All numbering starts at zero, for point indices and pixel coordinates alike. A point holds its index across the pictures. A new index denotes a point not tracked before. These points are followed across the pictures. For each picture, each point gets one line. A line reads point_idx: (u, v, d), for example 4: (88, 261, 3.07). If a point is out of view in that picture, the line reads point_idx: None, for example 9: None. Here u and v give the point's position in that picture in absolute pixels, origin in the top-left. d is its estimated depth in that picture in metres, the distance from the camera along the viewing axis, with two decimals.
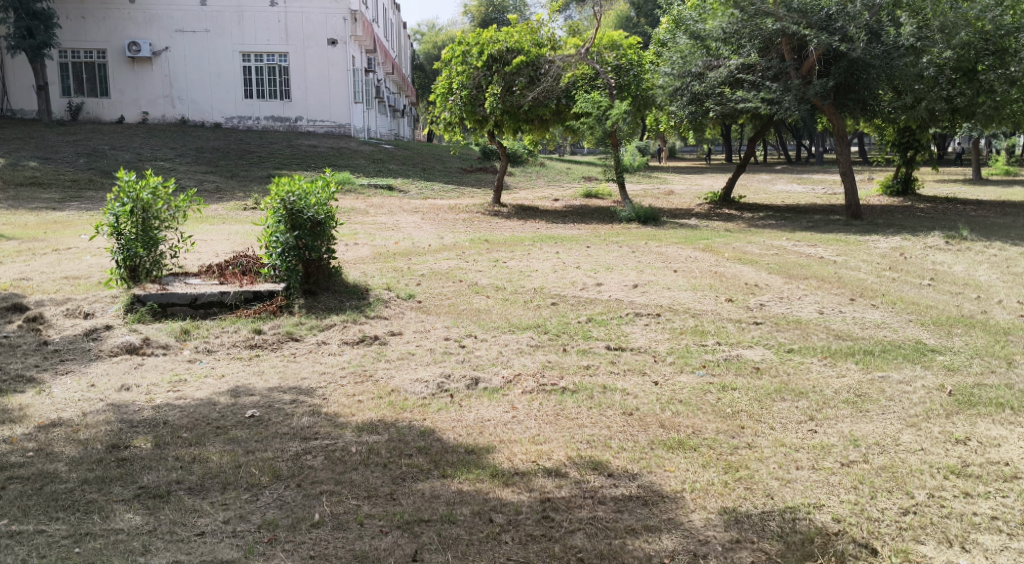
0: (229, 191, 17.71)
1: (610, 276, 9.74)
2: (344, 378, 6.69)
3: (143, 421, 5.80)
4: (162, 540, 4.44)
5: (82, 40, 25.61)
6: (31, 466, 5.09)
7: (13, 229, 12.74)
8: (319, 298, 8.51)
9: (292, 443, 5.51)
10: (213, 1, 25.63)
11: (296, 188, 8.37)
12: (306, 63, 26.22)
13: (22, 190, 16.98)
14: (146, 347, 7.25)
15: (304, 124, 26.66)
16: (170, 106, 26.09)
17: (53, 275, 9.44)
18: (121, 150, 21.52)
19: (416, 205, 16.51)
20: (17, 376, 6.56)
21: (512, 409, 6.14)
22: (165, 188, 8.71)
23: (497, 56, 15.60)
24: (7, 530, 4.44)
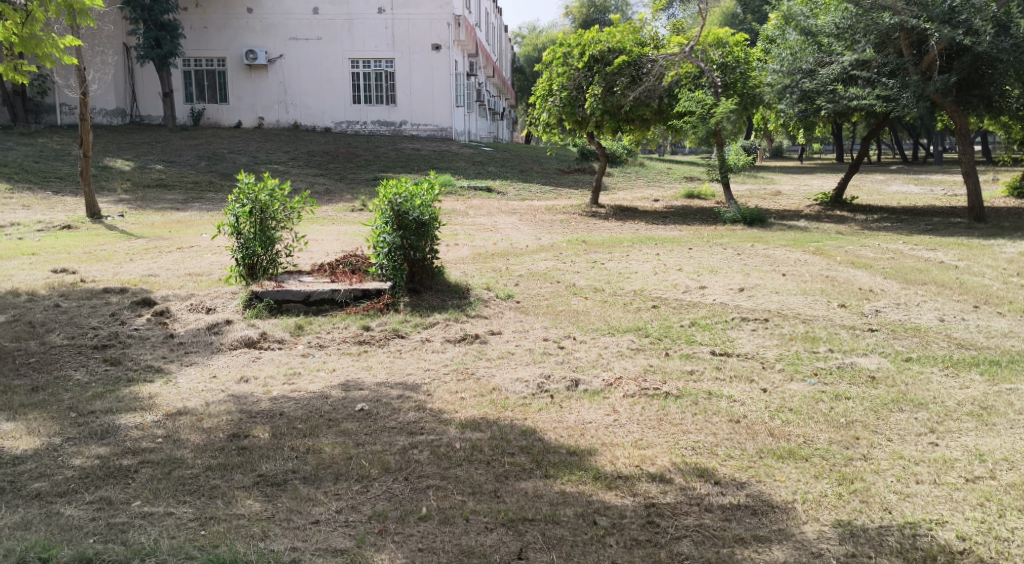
0: (338, 193, 18.24)
1: (714, 279, 9.59)
2: (448, 376, 6.79)
3: (261, 412, 6.04)
4: (280, 527, 4.61)
5: (204, 49, 26.82)
6: (160, 452, 5.37)
7: (139, 229, 13.44)
8: (423, 297, 8.65)
9: (400, 438, 5.64)
10: (326, 10, 26.43)
11: (403, 190, 8.51)
12: (411, 68, 26.68)
13: (148, 191, 17.92)
14: (263, 341, 7.55)
15: (408, 128, 27.13)
16: (284, 111, 27.07)
17: (178, 271, 9.94)
18: (238, 153, 22.43)
19: (515, 206, 16.64)
20: (146, 366, 6.94)
21: (614, 412, 6.12)
22: (281, 190, 9.00)
23: (599, 57, 15.59)
24: (140, 511, 4.68)
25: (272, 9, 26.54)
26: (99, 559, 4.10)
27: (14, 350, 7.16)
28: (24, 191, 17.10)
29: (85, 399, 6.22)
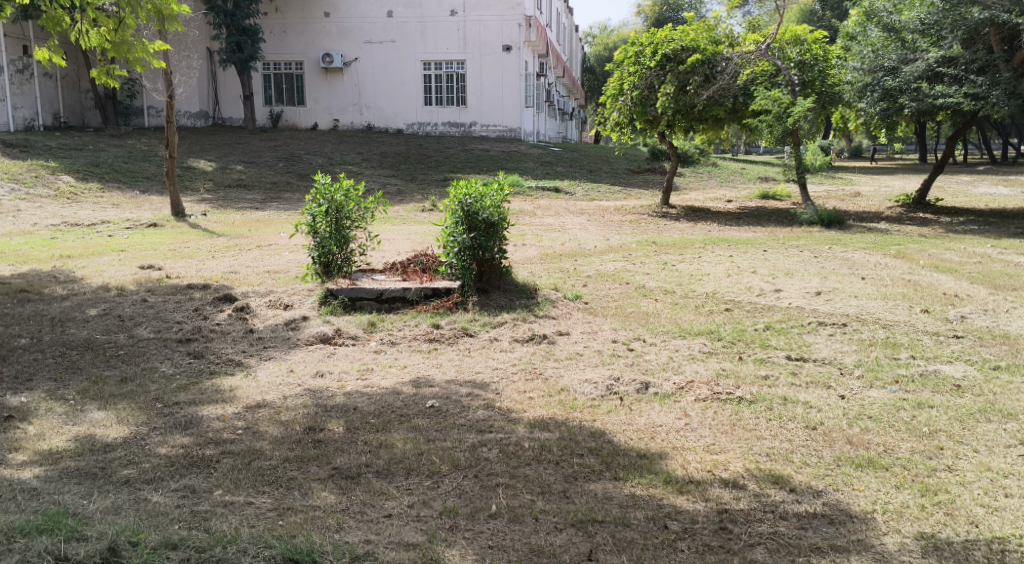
0: (410, 194, 18.46)
1: (790, 282, 9.43)
2: (516, 375, 6.82)
3: (336, 406, 6.17)
4: (354, 520, 4.70)
5: (283, 53, 27.51)
6: (240, 443, 5.53)
7: (220, 227, 13.82)
8: (491, 296, 8.71)
9: (469, 435, 5.69)
10: (399, 13, 26.75)
11: (473, 191, 8.56)
12: (482, 69, 26.79)
13: (229, 191, 18.44)
14: (338, 338, 7.69)
15: (478, 129, 27.28)
16: (358, 114, 27.55)
17: (257, 268, 10.20)
18: (314, 154, 22.89)
19: (585, 206, 16.58)
20: (227, 360, 7.15)
21: (685, 416, 6.06)
22: (356, 190, 9.14)
23: (672, 56, 15.37)
24: (222, 500, 4.82)
25: (348, 13, 27.02)
26: (184, 544, 4.24)
27: (105, 342, 7.45)
28: (113, 190, 17.77)
29: (171, 391, 6.44)
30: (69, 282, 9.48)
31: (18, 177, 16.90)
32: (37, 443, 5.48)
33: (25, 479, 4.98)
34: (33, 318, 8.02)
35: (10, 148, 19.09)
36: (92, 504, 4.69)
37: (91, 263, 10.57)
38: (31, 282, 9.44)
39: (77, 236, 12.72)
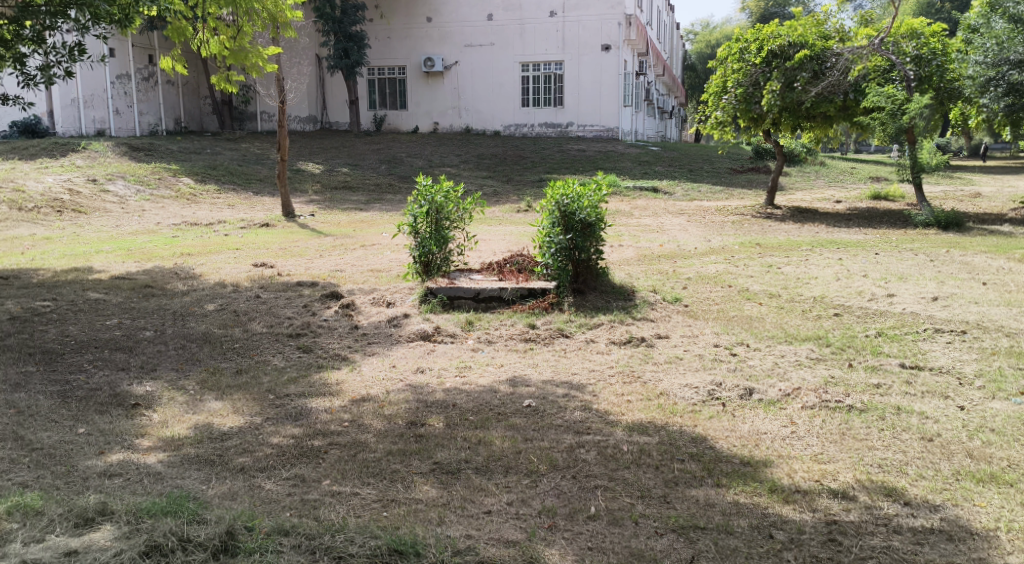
0: (507, 194, 18.59)
1: (904, 287, 9.10)
2: (614, 377, 6.80)
3: (436, 402, 6.28)
4: (455, 514, 4.76)
5: (387, 58, 28.19)
6: (346, 435, 5.69)
7: (325, 227, 14.22)
8: (588, 297, 8.70)
9: (567, 436, 5.70)
10: (499, 16, 26.98)
11: (571, 191, 8.57)
12: (581, 70, 26.66)
13: (335, 193, 18.96)
14: (437, 335, 7.83)
15: (575, 129, 27.19)
16: (458, 116, 27.96)
17: (361, 267, 10.48)
18: (415, 156, 23.30)
19: (684, 207, 16.37)
20: (333, 354, 7.37)
21: (791, 423, 5.93)
22: (455, 192, 9.26)
23: (778, 52, 14.99)
24: (330, 490, 4.98)
25: (449, 17, 27.44)
26: (295, 531, 4.39)
27: (222, 335, 7.79)
28: (227, 191, 18.50)
29: (282, 383, 6.68)
30: (188, 278, 9.94)
31: (142, 179, 17.77)
32: (160, 430, 5.77)
33: (149, 463, 5.25)
34: (157, 312, 8.44)
35: (135, 152, 20.10)
36: (211, 489, 4.91)
37: (208, 260, 11.05)
38: (154, 278, 9.93)
39: (196, 235, 13.32)
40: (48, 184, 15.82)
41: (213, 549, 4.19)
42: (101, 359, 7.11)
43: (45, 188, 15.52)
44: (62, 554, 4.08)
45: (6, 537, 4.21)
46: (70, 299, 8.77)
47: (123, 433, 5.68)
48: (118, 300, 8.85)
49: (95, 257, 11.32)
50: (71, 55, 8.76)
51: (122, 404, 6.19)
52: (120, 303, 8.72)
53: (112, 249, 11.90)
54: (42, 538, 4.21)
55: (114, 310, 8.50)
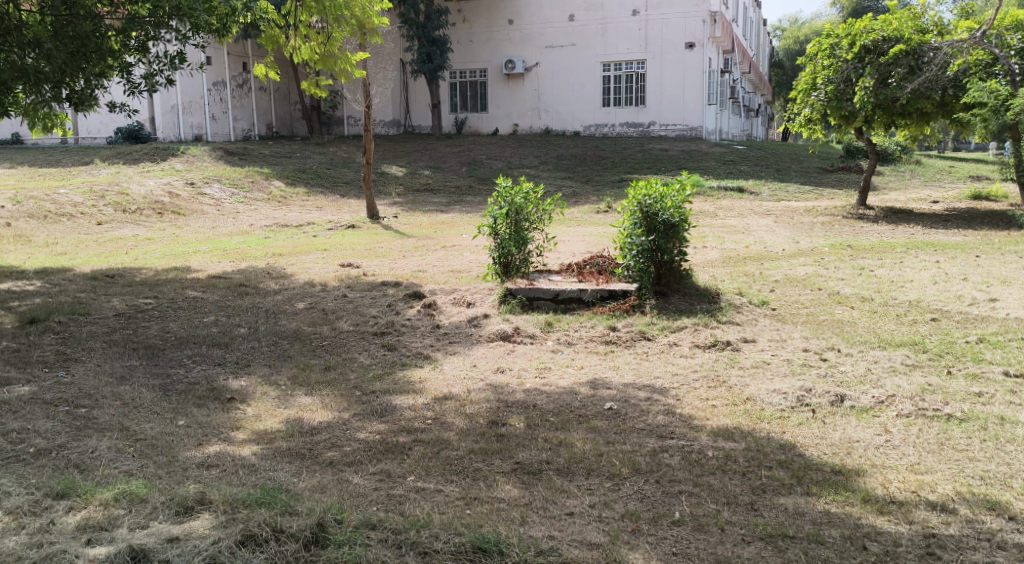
0: (587, 195, 18.54)
1: (1007, 291, 8.73)
2: (698, 381, 6.72)
3: (517, 402, 6.31)
4: (538, 515, 4.76)
5: (468, 61, 28.48)
6: (430, 432, 5.77)
7: (408, 229, 14.43)
8: (671, 300, 8.60)
9: (650, 440, 5.66)
10: (580, 16, 26.96)
11: (653, 192, 8.51)
12: (663, 68, 26.38)
13: (417, 195, 19.22)
14: (517, 335, 7.87)
15: (657, 129, 26.86)
16: (537, 117, 28.00)
17: (442, 268, 10.59)
18: (495, 158, 23.45)
19: (770, 208, 16.05)
20: (416, 353, 7.48)
21: (884, 432, 5.77)
22: (536, 193, 9.29)
23: (871, 47, 14.60)
24: (415, 486, 5.05)
25: (530, 19, 27.55)
26: (382, 525, 4.47)
27: (311, 333, 7.98)
28: (315, 194, 18.94)
29: (368, 380, 6.82)
30: (279, 277, 10.23)
31: (236, 182, 18.32)
32: (254, 423, 5.95)
33: (244, 455, 5.42)
34: (250, 310, 8.71)
35: (229, 156, 20.74)
36: (302, 482, 5.05)
37: (297, 260, 11.35)
38: (248, 277, 10.24)
39: (287, 236, 13.67)
40: (149, 186, 16.46)
41: (304, 540, 4.30)
42: (199, 355, 7.37)
43: (146, 191, 16.15)
44: (165, 540, 4.25)
45: (113, 521, 4.41)
46: (170, 297, 9.12)
47: (219, 426, 5.88)
48: (214, 298, 9.17)
49: (192, 257, 11.73)
50: (172, 64, 9.09)
51: (219, 398, 6.40)
52: (217, 301, 9.03)
53: (208, 249, 12.33)
54: (147, 525, 4.39)
55: (210, 307, 8.80)
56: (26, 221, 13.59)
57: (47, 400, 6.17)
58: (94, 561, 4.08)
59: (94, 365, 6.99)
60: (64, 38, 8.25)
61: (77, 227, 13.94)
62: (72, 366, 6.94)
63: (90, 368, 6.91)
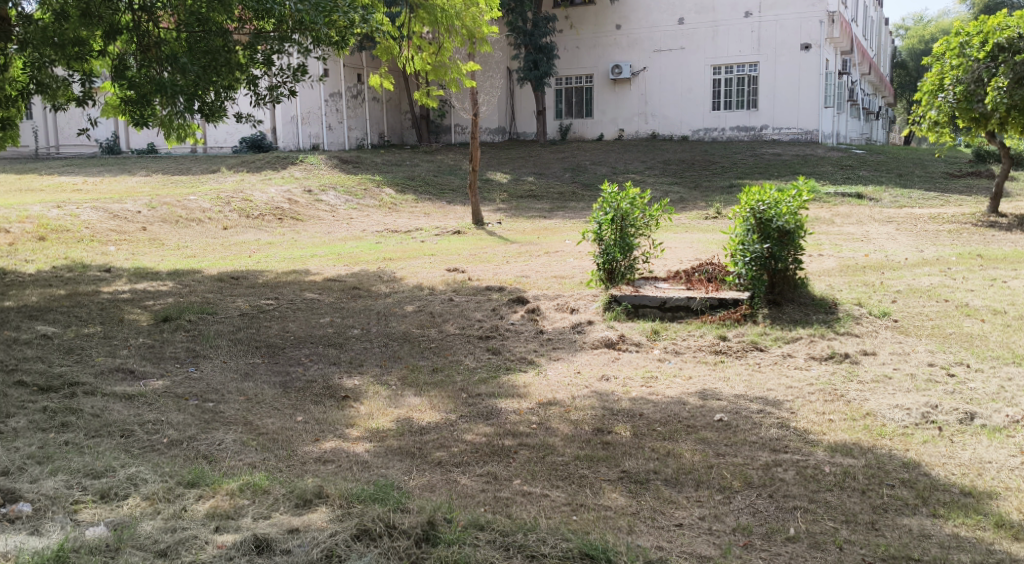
0: (694, 201, 18.30)
1: None
2: (813, 395, 6.55)
3: (622, 411, 6.31)
4: (645, 524, 4.74)
5: (575, 67, 28.67)
6: (535, 437, 5.84)
7: (513, 235, 14.55)
8: (784, 309, 8.40)
9: (762, 453, 5.57)
10: (690, 19, 26.65)
11: (767, 197, 8.38)
12: (777, 71, 25.72)
13: (522, 201, 19.39)
14: (622, 343, 7.86)
15: (770, 133, 26.21)
16: (644, 122, 27.79)
17: (546, 274, 10.65)
18: (600, 164, 23.42)
19: (891, 216, 15.46)
20: (520, 357, 7.57)
21: (1019, 453, 5.50)
22: (642, 198, 9.27)
23: (1006, 45, 13.90)
24: (521, 490, 5.12)
25: (639, 24, 27.45)
26: (490, 527, 4.56)
27: (420, 336, 8.18)
28: (424, 201, 19.36)
29: (473, 383, 6.95)
30: (390, 281, 10.52)
31: (349, 189, 18.89)
32: (367, 421, 6.15)
33: (358, 452, 5.61)
34: (363, 311, 9.00)
35: (344, 164, 21.41)
36: (412, 480, 5.19)
37: (406, 265, 11.63)
38: (360, 280, 10.57)
39: (396, 241, 14.04)
40: (270, 193, 17.16)
41: (416, 537, 4.41)
42: (315, 354, 7.66)
43: (267, 197, 16.86)
44: (286, 531, 4.44)
45: (239, 511, 4.65)
46: (288, 299, 9.49)
47: (335, 423, 6.11)
48: (329, 300, 9.50)
49: (310, 260, 12.19)
50: (295, 77, 9.55)
51: (334, 396, 6.65)
52: (332, 303, 9.36)
53: (324, 253, 12.78)
54: (269, 515, 4.61)
55: (326, 309, 9.13)
56: (159, 225, 14.40)
57: (178, 393, 6.55)
58: (222, 547, 4.29)
59: (220, 362, 7.36)
60: (197, 52, 8.97)
61: (206, 232, 14.69)
62: (201, 362, 7.33)
63: (217, 364, 7.29)
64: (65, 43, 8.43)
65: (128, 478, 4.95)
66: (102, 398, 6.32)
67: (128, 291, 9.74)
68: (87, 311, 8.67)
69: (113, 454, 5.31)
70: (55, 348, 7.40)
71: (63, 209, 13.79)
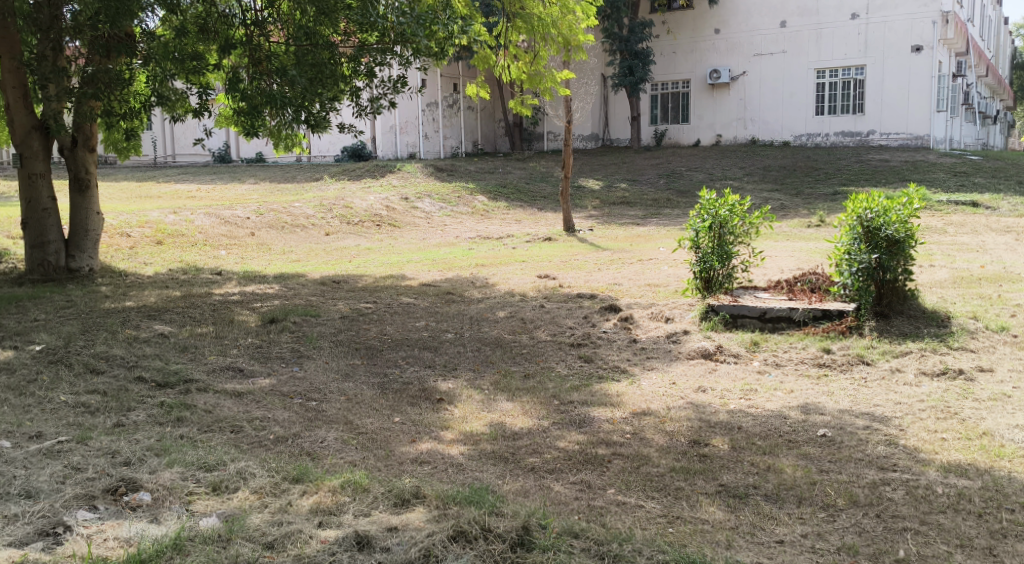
0: (794, 208, 17.85)
1: None
2: (924, 412, 6.31)
3: (720, 423, 6.21)
4: (745, 540, 4.64)
5: (672, 73, 28.44)
6: (629, 447, 5.81)
7: (605, 242, 14.51)
8: (893, 322, 8.09)
9: (869, 471, 5.39)
10: (793, 22, 26.06)
11: (876, 205, 8.12)
12: (885, 74, 24.86)
13: (615, 208, 19.31)
14: (720, 354, 7.75)
15: (877, 138, 25.34)
16: (743, 127, 27.32)
17: (639, 281, 10.58)
18: (696, 170, 23.12)
19: (1009, 225, 14.75)
20: (614, 366, 7.54)
21: None
22: (742, 205, 9.09)
23: None
24: (616, 499, 5.08)
25: (739, 28, 27.00)
26: (585, 535, 4.55)
27: (512, 341, 8.24)
28: (517, 208, 19.50)
29: (566, 390, 6.96)
30: (483, 286, 10.64)
31: (444, 197, 19.15)
32: (461, 425, 6.22)
33: (452, 454, 5.69)
34: (457, 316, 9.12)
35: (439, 172, 21.74)
36: (505, 485, 5.23)
37: (500, 271, 11.75)
38: (454, 286, 10.71)
39: (489, 247, 14.18)
40: (370, 200, 17.55)
41: (511, 541, 4.44)
42: (411, 357, 7.81)
43: (366, 204, 17.26)
44: (385, 529, 4.54)
45: (340, 507, 4.78)
46: (386, 303, 9.69)
47: (430, 425, 6.21)
48: (425, 305, 9.66)
49: (407, 265, 12.44)
50: (395, 88, 9.74)
51: (429, 398, 6.76)
52: (427, 307, 9.53)
53: (419, 259, 13.00)
54: (368, 513, 4.73)
55: (421, 313, 9.28)
56: (266, 231, 14.91)
57: (284, 392, 6.76)
58: (325, 542, 4.40)
59: (323, 362, 7.58)
60: (306, 65, 9.08)
61: (309, 237, 15.13)
62: (304, 362, 7.56)
63: (319, 364, 7.51)
64: (186, 58, 8.86)
65: (238, 472, 5.15)
66: (213, 395, 6.60)
67: (237, 293, 10.13)
68: (200, 312, 9.07)
69: (225, 448, 5.53)
70: (171, 346, 7.75)
71: (178, 214, 14.43)
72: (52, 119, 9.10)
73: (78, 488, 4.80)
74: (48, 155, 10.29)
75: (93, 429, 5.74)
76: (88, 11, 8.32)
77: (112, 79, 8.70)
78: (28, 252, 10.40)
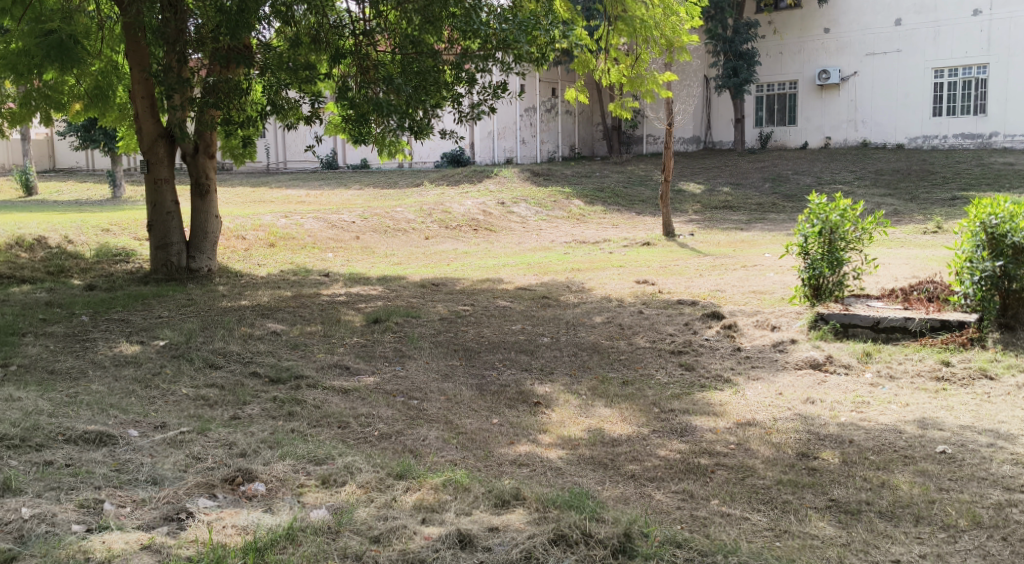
0: (908, 214, 17.12)
1: None
2: None
3: (830, 436, 6.02)
4: (857, 557, 4.48)
5: (778, 74, 27.78)
6: (734, 457, 5.70)
7: (706, 247, 14.27)
8: (1020, 334, 7.65)
9: (994, 491, 5.14)
10: (909, 20, 25.04)
11: (1001, 210, 7.70)
12: (1010, 73, 23.67)
13: (716, 213, 18.94)
14: (829, 364, 7.51)
15: (1000, 140, 24.16)
16: (854, 129, 26.45)
17: (743, 288, 10.36)
18: (804, 174, 22.50)
19: None
20: (717, 375, 7.40)
21: None
22: (854, 210, 8.79)
23: None
24: (720, 510, 4.99)
25: (849, 27, 26.14)
26: (688, 545, 4.48)
27: (610, 347, 8.20)
28: (614, 212, 19.36)
29: (666, 398, 6.87)
30: (580, 291, 10.62)
31: (541, 201, 19.20)
32: (559, 429, 6.23)
33: (552, 458, 5.70)
34: (553, 320, 9.13)
35: (536, 177, 21.77)
36: (606, 491, 5.20)
37: (597, 275, 11.72)
38: (551, 290, 10.73)
39: (585, 252, 14.12)
40: (468, 205, 17.72)
41: (612, 547, 4.41)
42: (509, 359, 7.85)
43: (465, 209, 17.46)
44: (487, 528, 4.58)
45: (442, 505, 4.84)
46: (483, 305, 9.79)
47: (528, 427, 6.23)
48: (520, 309, 9.70)
49: (503, 269, 12.51)
50: (495, 94, 9.80)
51: (526, 401, 6.78)
52: (524, 311, 9.56)
53: (516, 262, 13.09)
54: (470, 512, 4.77)
55: (518, 316, 9.32)
56: (371, 234, 15.27)
57: (387, 390, 6.90)
58: (429, 539, 4.46)
59: (423, 362, 7.71)
60: (409, 73, 9.34)
61: (410, 241, 15.40)
62: (406, 362, 7.71)
63: (420, 364, 7.64)
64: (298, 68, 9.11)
65: (345, 467, 5.28)
66: (322, 391, 6.79)
67: (343, 294, 10.41)
68: (309, 311, 9.36)
69: (332, 443, 5.69)
70: (283, 343, 8.02)
71: (289, 218, 14.93)
72: (177, 127, 9.56)
73: (198, 476, 5.01)
74: (173, 161, 10.80)
75: (211, 421, 5.99)
76: (211, 22, 8.76)
77: (230, 89, 9.17)
78: (153, 253, 10.95)
